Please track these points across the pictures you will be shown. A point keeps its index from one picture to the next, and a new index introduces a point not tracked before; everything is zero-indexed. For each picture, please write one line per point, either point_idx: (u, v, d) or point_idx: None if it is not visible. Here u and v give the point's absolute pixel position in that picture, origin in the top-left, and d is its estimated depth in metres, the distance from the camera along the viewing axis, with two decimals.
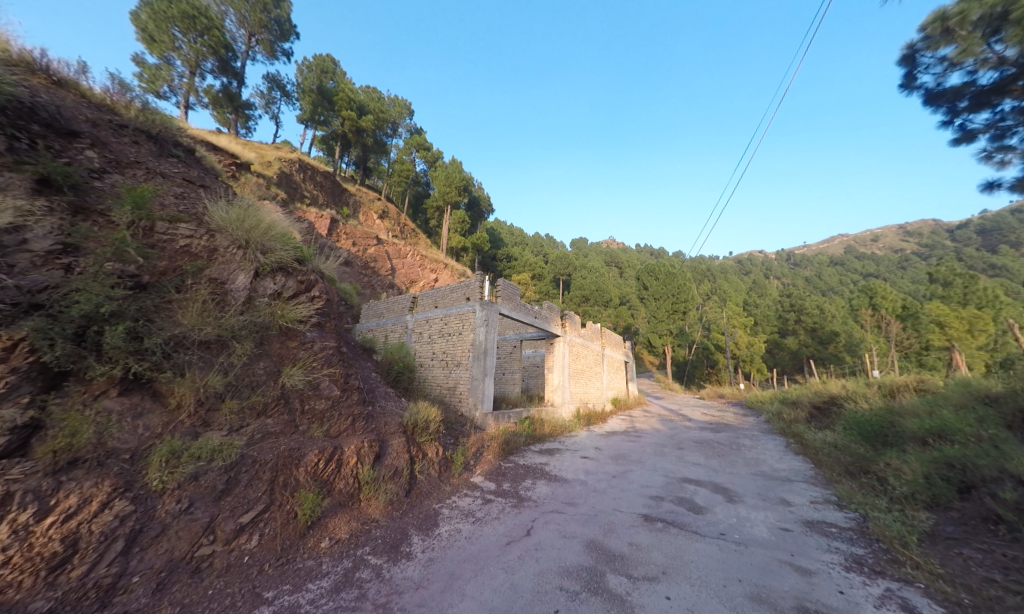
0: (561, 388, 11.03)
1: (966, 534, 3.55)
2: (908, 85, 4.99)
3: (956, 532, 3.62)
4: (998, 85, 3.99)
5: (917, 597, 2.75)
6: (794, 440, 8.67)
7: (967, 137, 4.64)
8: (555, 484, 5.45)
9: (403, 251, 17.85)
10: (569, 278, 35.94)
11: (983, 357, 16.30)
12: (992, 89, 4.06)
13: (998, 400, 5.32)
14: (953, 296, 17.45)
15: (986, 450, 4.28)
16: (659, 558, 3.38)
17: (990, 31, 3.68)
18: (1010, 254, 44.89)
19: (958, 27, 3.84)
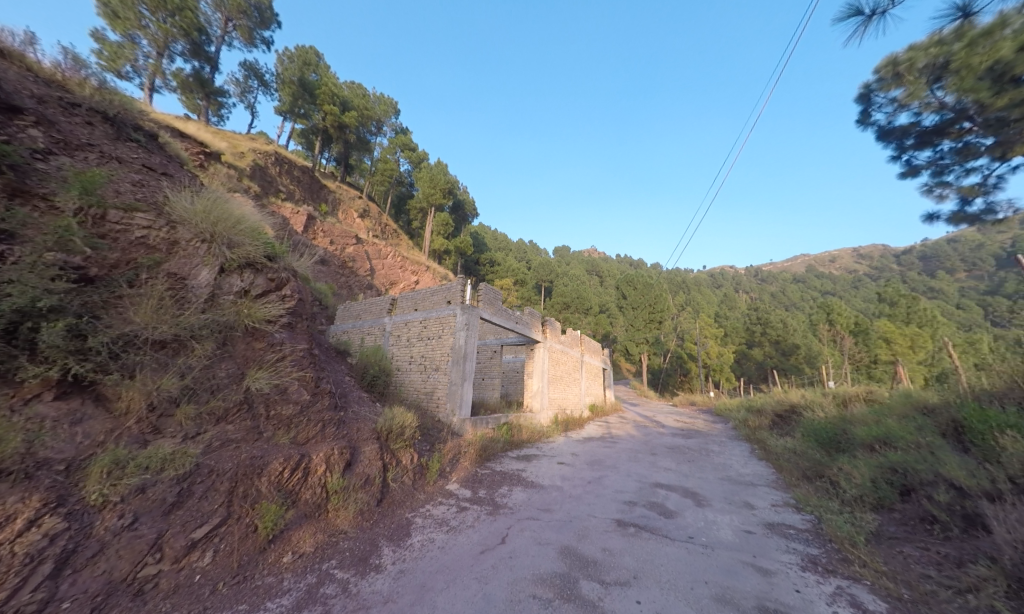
0: (539, 394, 11.04)
1: (907, 533, 3.75)
2: (863, 122, 5.34)
3: (898, 531, 3.81)
4: (939, 127, 4.33)
5: (865, 594, 2.86)
6: (757, 445, 9.03)
7: (913, 172, 5.00)
8: (531, 491, 5.39)
9: (383, 251, 17.45)
10: (551, 285, 35.88)
11: (923, 371, 17.71)
12: (934, 129, 4.39)
13: (934, 411, 5.70)
14: (898, 315, 18.67)
15: (924, 456, 4.53)
16: (631, 563, 3.38)
17: (933, 78, 3.99)
18: (945, 279, 49.28)
19: (906, 72, 4.15)
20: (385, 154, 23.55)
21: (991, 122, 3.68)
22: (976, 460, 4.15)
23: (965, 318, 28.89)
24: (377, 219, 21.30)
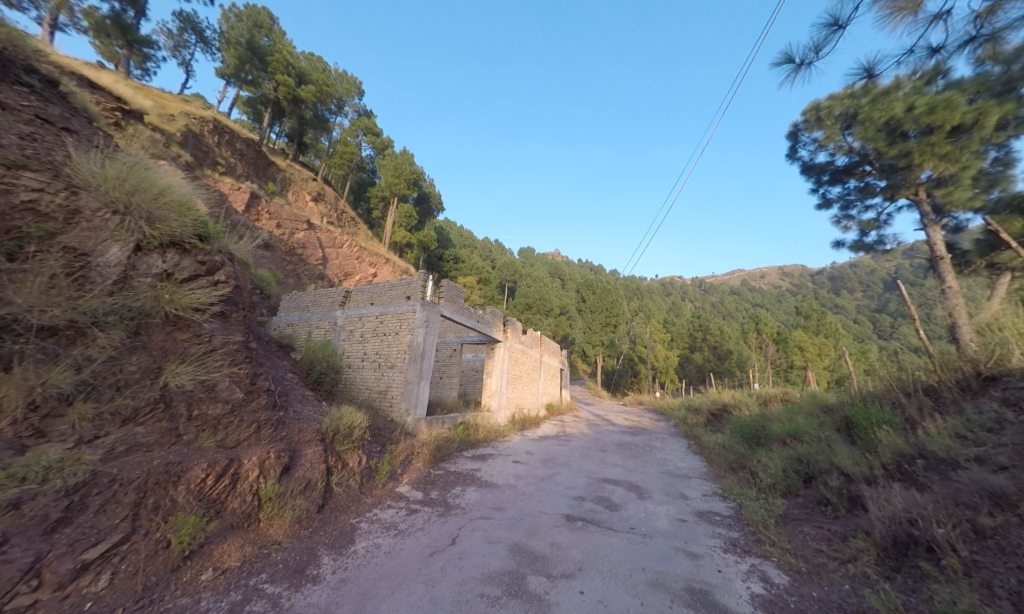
0: (498, 393, 10.97)
1: (807, 514, 4.18)
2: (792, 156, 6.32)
3: (800, 513, 4.24)
4: (851, 166, 7.03)
5: (773, 571, 3.17)
6: (694, 441, 9.71)
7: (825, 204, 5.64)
8: (484, 490, 5.30)
9: (338, 239, 16.45)
10: (514, 285, 36.10)
11: (827, 375, 20.43)
12: (847, 169, 7.07)
13: (833, 409, 6.43)
14: (811, 326, 21.93)
15: (823, 447, 5.05)
16: (577, 555, 3.43)
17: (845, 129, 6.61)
18: (848, 298, 57.10)
19: (829, 119, 6.59)
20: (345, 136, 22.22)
21: (886, 166, 6.26)
22: (858, 449, 4.69)
23: (860, 331, 33.77)
24: (334, 204, 20.06)
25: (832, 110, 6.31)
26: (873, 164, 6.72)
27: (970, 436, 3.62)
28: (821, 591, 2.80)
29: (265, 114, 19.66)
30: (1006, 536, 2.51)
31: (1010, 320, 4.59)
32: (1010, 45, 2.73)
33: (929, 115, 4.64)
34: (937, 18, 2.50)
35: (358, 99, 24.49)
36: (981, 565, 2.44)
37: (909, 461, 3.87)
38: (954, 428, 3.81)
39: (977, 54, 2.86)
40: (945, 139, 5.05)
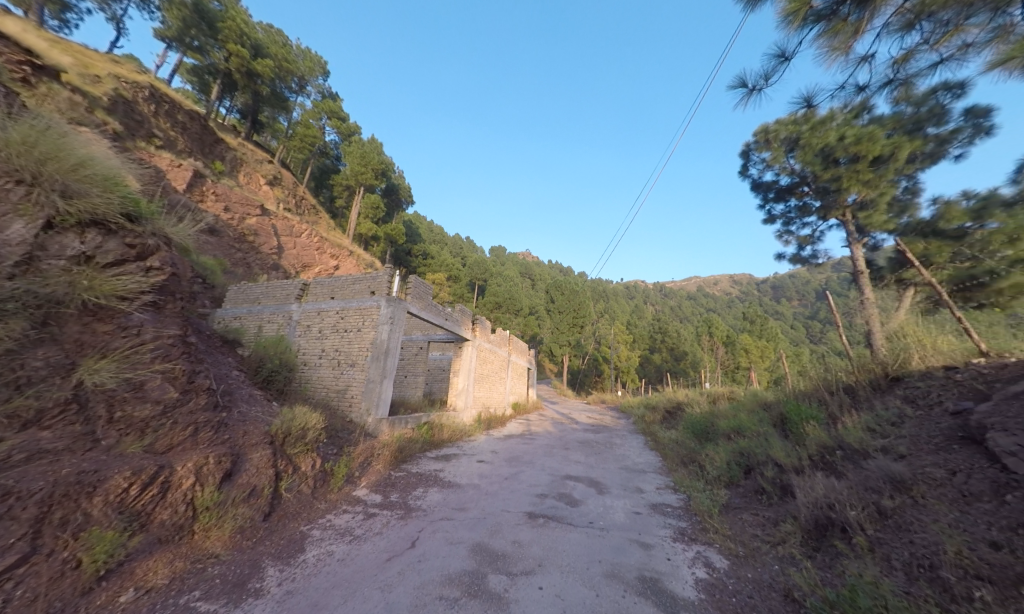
0: (465, 392, 10.80)
1: (745, 502, 4.47)
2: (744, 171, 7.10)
3: (740, 502, 4.54)
4: (792, 185, 8.35)
5: (716, 557, 3.36)
6: (650, 437, 10.16)
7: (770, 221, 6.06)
8: (446, 491, 5.17)
9: (296, 227, 15.50)
10: (484, 284, 35.97)
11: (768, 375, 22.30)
12: (789, 188, 8.40)
13: (771, 405, 6.97)
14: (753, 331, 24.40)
15: (761, 441, 5.43)
16: (537, 551, 3.43)
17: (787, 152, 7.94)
18: (787, 306, 62.78)
19: (775, 143, 7.86)
20: (307, 118, 20.93)
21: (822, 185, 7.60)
22: (790, 441, 5.08)
23: (796, 336, 37.25)
24: (293, 190, 18.93)
25: (778, 134, 7.53)
26: (809, 185, 8.08)
27: (879, 429, 4.05)
28: (755, 572, 3.03)
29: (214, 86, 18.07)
30: (901, 514, 2.85)
31: (911, 331, 5.22)
32: (917, 89, 3.05)
33: (856, 145, 5.96)
34: (863, 60, 2.81)
35: (322, 80, 23.20)
36: (882, 541, 2.74)
37: (830, 451, 4.23)
38: (865, 423, 4.26)
39: (891, 95, 3.17)
40: (867, 167, 6.39)
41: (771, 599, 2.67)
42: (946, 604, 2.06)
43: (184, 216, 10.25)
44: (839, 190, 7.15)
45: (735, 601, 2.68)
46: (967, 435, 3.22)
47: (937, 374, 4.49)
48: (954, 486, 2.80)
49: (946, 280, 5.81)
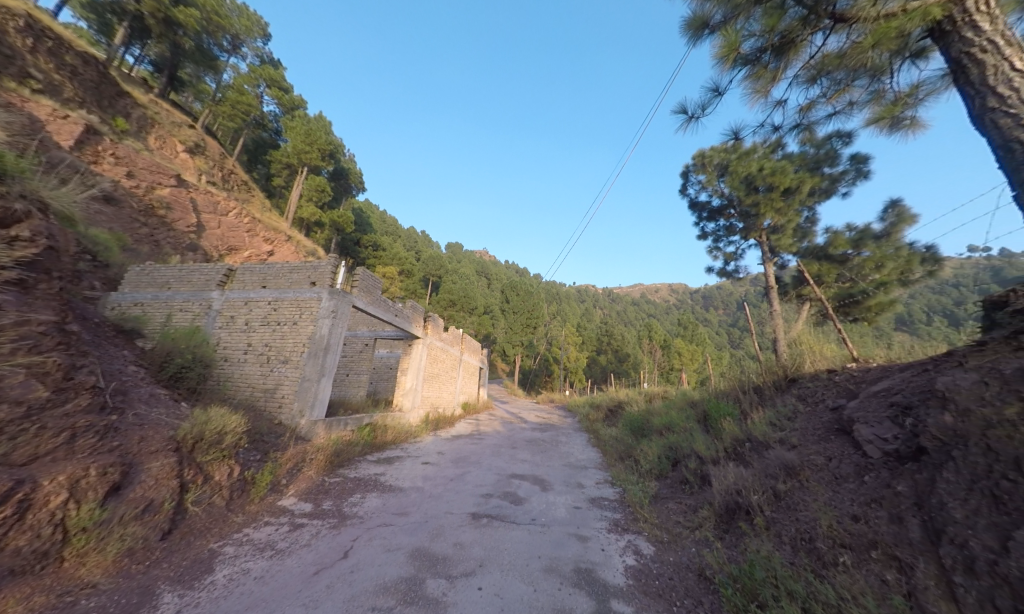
0: (412, 392, 10.36)
1: (671, 492, 4.81)
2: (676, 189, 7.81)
3: (667, 492, 4.87)
4: (720, 208, 9.40)
5: (645, 545, 3.56)
6: (593, 435, 10.58)
7: None
8: (387, 495, 4.89)
9: (221, 204, 13.93)
10: (439, 280, 35.13)
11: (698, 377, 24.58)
12: (718, 210, 9.45)
13: (697, 403, 7.62)
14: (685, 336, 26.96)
15: (687, 436, 5.88)
16: (479, 552, 3.35)
17: (718, 174, 8.93)
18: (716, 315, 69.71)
19: (709, 166, 9.06)
20: (240, 82, 18.75)
21: (743, 214, 8.89)
22: (710, 436, 5.56)
23: (722, 341, 41.52)
24: (219, 161, 16.69)
25: (712, 160, 8.83)
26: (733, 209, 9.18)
27: (778, 423, 4.54)
28: (677, 555, 3.27)
29: (121, 30, 15.47)
30: (791, 496, 3.20)
31: (806, 339, 5.98)
32: (817, 134, 3.75)
33: (773, 178, 7.40)
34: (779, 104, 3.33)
35: (259, 42, 21.07)
36: (776, 520, 3.08)
37: (741, 443, 4.69)
38: (768, 418, 4.75)
39: (799, 136, 3.86)
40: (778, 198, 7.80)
41: (688, 579, 2.90)
42: (819, 569, 2.44)
43: (68, 178, 8.54)
44: (757, 217, 8.39)
45: (657, 583, 2.86)
46: (841, 427, 3.65)
47: (821, 375, 5.15)
48: (828, 469, 3.21)
49: (833, 297, 7.65)
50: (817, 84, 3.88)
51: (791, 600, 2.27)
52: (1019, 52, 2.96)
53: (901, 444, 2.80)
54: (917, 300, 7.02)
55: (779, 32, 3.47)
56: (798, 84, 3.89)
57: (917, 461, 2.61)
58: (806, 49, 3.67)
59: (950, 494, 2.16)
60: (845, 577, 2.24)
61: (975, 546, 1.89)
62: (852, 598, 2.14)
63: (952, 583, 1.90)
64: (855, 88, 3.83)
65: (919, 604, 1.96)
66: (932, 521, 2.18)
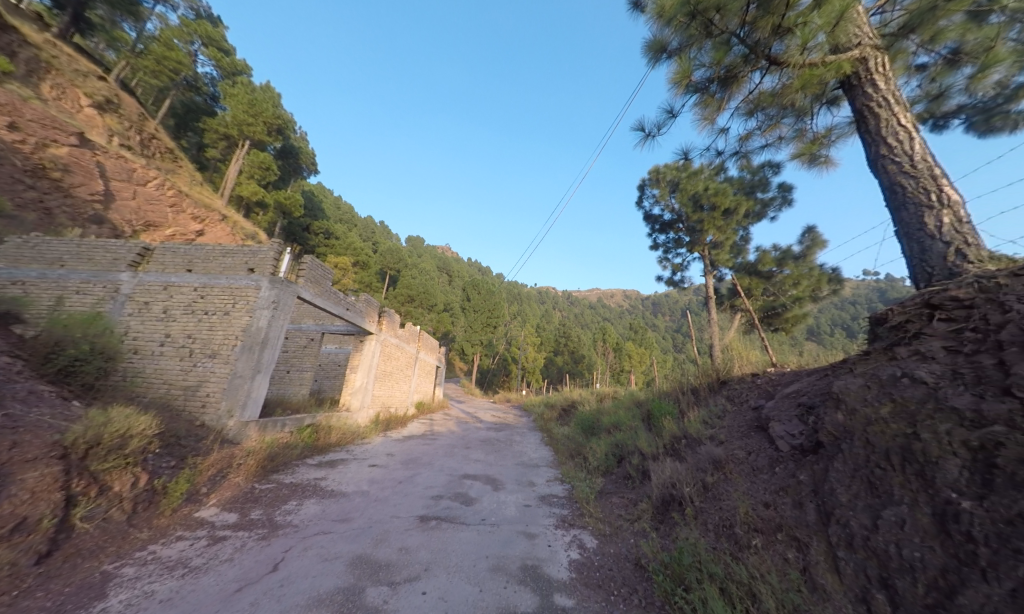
0: (362, 391, 9.81)
1: (615, 487, 5.04)
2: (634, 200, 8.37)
3: (611, 487, 5.09)
4: (670, 222, 10.07)
5: (589, 538, 3.69)
6: (546, 434, 10.78)
7: None
8: (327, 501, 4.56)
9: (138, 172, 12.03)
10: (397, 274, 33.77)
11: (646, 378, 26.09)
12: (668, 223, 10.10)
13: (643, 402, 8.07)
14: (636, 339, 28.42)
15: (633, 434, 6.18)
16: (425, 555, 3.24)
17: (671, 189, 9.58)
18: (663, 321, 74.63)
19: (661, 181, 9.67)
20: (168, 35, 16.46)
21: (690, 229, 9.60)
22: (652, 433, 5.91)
23: (668, 345, 44.53)
24: (137, 122, 14.39)
25: (665, 176, 9.48)
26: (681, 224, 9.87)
27: (710, 421, 4.93)
28: (617, 547, 3.42)
29: None
30: (716, 487, 3.49)
31: (736, 346, 6.59)
32: (753, 162, 4.13)
33: (716, 198, 8.19)
34: None
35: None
36: (703, 509, 3.34)
37: (678, 440, 5.03)
38: (703, 416, 5.14)
39: (737, 163, 4.22)
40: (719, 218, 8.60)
41: (625, 569, 3.05)
42: (736, 551, 2.69)
43: None
44: (700, 232, 9.13)
45: (598, 575, 2.97)
46: (759, 424, 4.05)
47: (746, 378, 5.68)
48: (748, 461, 3.54)
49: (760, 308, 8.45)
50: (753, 117, 4.28)
51: (711, 582, 2.48)
52: (904, 110, 3.51)
53: (805, 438, 3.16)
54: (825, 316, 8.27)
55: (724, 66, 3.78)
56: (738, 115, 4.26)
57: (816, 452, 2.95)
58: (746, 85, 4.02)
59: (838, 480, 2.48)
60: (756, 558, 2.49)
61: (856, 524, 2.20)
62: (761, 575, 2.38)
63: (838, 558, 2.19)
64: (784, 124, 4.30)
65: (813, 579, 2.23)
66: (824, 504, 2.49)
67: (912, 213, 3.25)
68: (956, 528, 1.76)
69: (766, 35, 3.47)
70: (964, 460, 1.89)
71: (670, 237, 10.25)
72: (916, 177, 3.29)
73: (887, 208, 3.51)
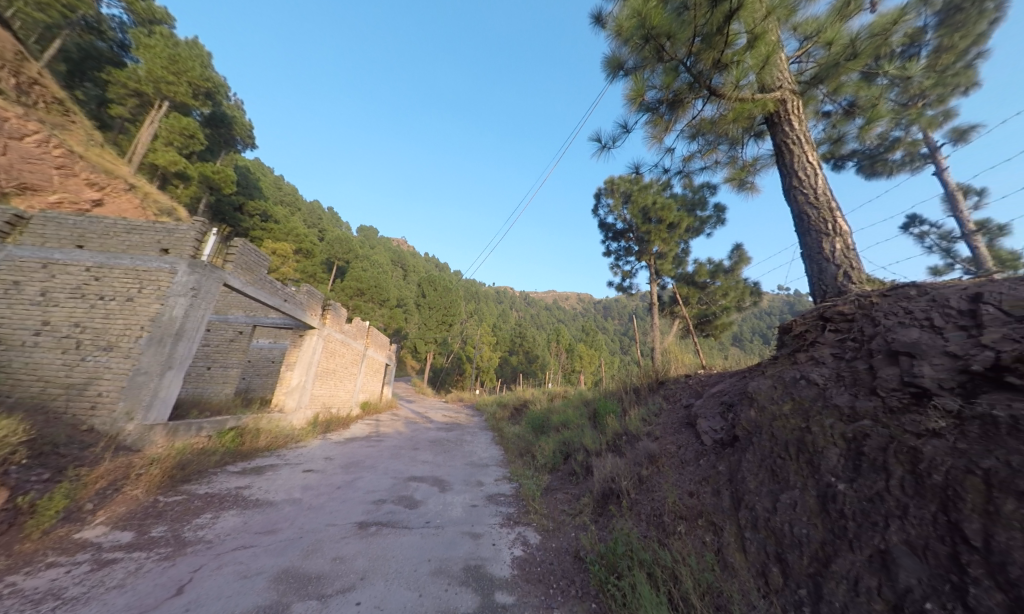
0: (299, 390, 9.04)
1: (560, 483, 5.19)
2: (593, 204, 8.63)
3: (556, 483, 5.24)
4: (621, 231, 10.62)
5: (532, 535, 3.75)
6: (497, 433, 10.79)
7: None
8: (251, 511, 4.13)
9: (12, 123, 8.65)
10: (345, 266, 31.73)
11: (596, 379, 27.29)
12: (620, 232, 10.65)
13: (590, 401, 8.42)
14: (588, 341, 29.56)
15: (580, 432, 6.40)
16: (362, 564, 3.06)
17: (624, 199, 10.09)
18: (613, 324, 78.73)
19: (615, 191, 10.18)
20: None
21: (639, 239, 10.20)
22: (597, 430, 6.18)
23: (616, 347, 47.01)
24: (13, 61, 10.48)
25: (618, 186, 10.01)
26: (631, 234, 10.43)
27: (648, 418, 5.28)
28: (558, 541, 3.52)
29: None
30: (650, 479, 3.74)
31: (673, 349, 7.14)
32: (693, 182, 4.51)
33: (662, 212, 8.82)
34: None
35: None
36: (637, 500, 3.56)
37: (619, 436, 5.32)
38: (641, 414, 5.50)
39: (681, 181, 4.58)
40: (663, 230, 9.27)
41: (565, 562, 3.14)
42: (663, 538, 2.91)
43: None
44: (647, 242, 9.77)
45: (538, 570, 3.03)
46: (688, 420, 4.42)
47: (681, 379, 6.18)
48: (677, 455, 3.84)
49: (695, 315, 9.26)
50: (695, 141, 4.67)
51: (640, 568, 2.64)
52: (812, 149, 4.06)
53: (725, 433, 3.51)
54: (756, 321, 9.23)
55: (672, 90, 4.06)
56: (683, 137, 4.61)
57: (732, 445, 3.30)
58: (690, 110, 4.37)
59: (748, 469, 2.80)
60: (680, 544, 2.71)
61: (760, 507, 2.49)
62: (683, 558, 2.60)
63: (745, 538, 2.47)
64: (719, 150, 4.76)
65: (724, 558, 2.48)
66: (736, 491, 2.79)
67: (814, 238, 3.78)
68: (833, 507, 2.08)
69: (708, 67, 3.78)
70: (843, 449, 2.23)
71: (621, 245, 10.81)
72: (818, 207, 3.82)
73: (795, 231, 4.03)
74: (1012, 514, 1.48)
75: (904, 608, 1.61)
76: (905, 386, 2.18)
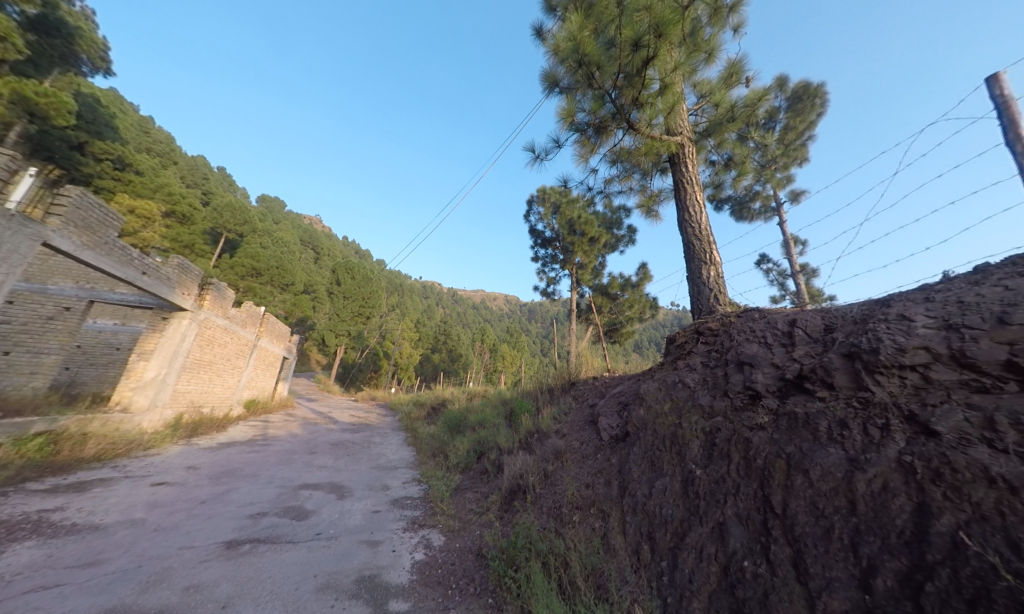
0: (157, 384, 7.36)
1: (471, 482, 5.19)
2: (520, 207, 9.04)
3: (467, 483, 5.22)
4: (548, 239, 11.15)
5: (436, 537, 3.66)
6: (410, 434, 10.28)
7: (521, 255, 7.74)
8: (64, 541, 3.18)
9: None
10: (236, 242, 26.24)
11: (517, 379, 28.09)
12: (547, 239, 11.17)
13: (507, 401, 8.60)
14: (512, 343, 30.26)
15: (494, 431, 6.48)
16: (226, 590, 2.60)
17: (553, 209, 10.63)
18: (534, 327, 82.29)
19: (546, 201, 10.65)
20: None
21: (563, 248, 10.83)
22: (512, 429, 6.33)
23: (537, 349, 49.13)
24: None
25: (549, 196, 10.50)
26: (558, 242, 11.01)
27: (558, 417, 5.62)
28: (462, 541, 3.51)
29: None
30: (554, 474, 3.99)
31: (585, 353, 7.72)
32: (611, 203, 4.97)
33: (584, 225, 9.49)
34: None
35: None
36: (540, 494, 3.76)
37: (531, 434, 5.55)
38: (553, 413, 5.83)
39: (601, 200, 5.01)
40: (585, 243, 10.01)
41: (467, 560, 3.15)
42: (559, 528, 3.13)
43: None
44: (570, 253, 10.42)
45: (438, 572, 2.97)
46: (592, 418, 4.84)
47: (589, 380, 6.72)
48: (579, 450, 4.17)
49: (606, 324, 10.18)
50: (615, 165, 5.14)
51: (536, 558, 2.80)
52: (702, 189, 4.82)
53: (619, 430, 3.94)
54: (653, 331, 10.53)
55: (598, 116, 4.39)
56: (605, 161, 5.04)
57: (624, 440, 3.71)
58: (612, 137, 4.79)
59: (633, 461, 3.18)
60: (573, 532, 2.94)
61: (639, 493, 2.85)
62: (574, 545, 2.83)
63: (625, 521, 2.80)
64: (633, 178, 5.33)
65: (607, 540, 2.77)
66: (623, 480, 3.15)
67: (697, 264, 4.49)
68: (691, 489, 2.49)
69: (628, 102, 4.17)
70: (702, 440, 2.68)
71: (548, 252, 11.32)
72: (701, 239, 4.55)
73: (684, 257, 4.72)
74: (800, 486, 1.96)
75: (731, 567, 2.00)
76: (745, 389, 2.73)
